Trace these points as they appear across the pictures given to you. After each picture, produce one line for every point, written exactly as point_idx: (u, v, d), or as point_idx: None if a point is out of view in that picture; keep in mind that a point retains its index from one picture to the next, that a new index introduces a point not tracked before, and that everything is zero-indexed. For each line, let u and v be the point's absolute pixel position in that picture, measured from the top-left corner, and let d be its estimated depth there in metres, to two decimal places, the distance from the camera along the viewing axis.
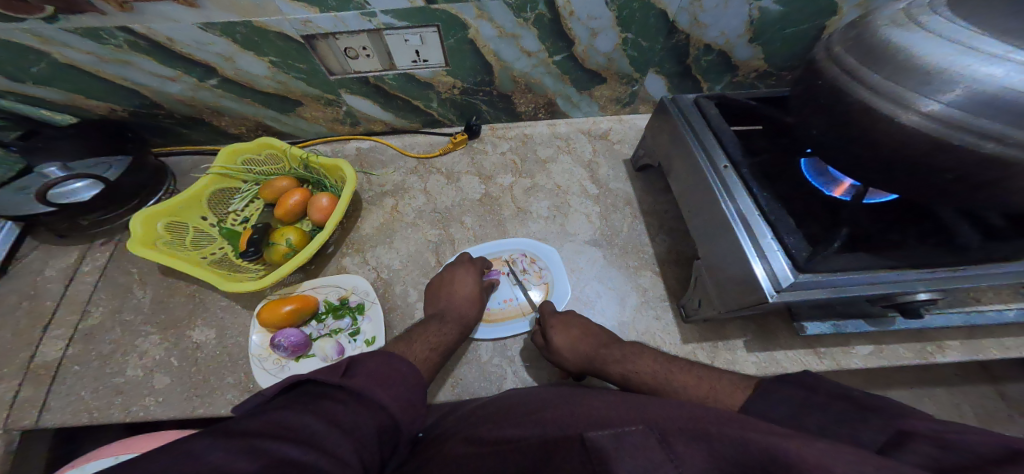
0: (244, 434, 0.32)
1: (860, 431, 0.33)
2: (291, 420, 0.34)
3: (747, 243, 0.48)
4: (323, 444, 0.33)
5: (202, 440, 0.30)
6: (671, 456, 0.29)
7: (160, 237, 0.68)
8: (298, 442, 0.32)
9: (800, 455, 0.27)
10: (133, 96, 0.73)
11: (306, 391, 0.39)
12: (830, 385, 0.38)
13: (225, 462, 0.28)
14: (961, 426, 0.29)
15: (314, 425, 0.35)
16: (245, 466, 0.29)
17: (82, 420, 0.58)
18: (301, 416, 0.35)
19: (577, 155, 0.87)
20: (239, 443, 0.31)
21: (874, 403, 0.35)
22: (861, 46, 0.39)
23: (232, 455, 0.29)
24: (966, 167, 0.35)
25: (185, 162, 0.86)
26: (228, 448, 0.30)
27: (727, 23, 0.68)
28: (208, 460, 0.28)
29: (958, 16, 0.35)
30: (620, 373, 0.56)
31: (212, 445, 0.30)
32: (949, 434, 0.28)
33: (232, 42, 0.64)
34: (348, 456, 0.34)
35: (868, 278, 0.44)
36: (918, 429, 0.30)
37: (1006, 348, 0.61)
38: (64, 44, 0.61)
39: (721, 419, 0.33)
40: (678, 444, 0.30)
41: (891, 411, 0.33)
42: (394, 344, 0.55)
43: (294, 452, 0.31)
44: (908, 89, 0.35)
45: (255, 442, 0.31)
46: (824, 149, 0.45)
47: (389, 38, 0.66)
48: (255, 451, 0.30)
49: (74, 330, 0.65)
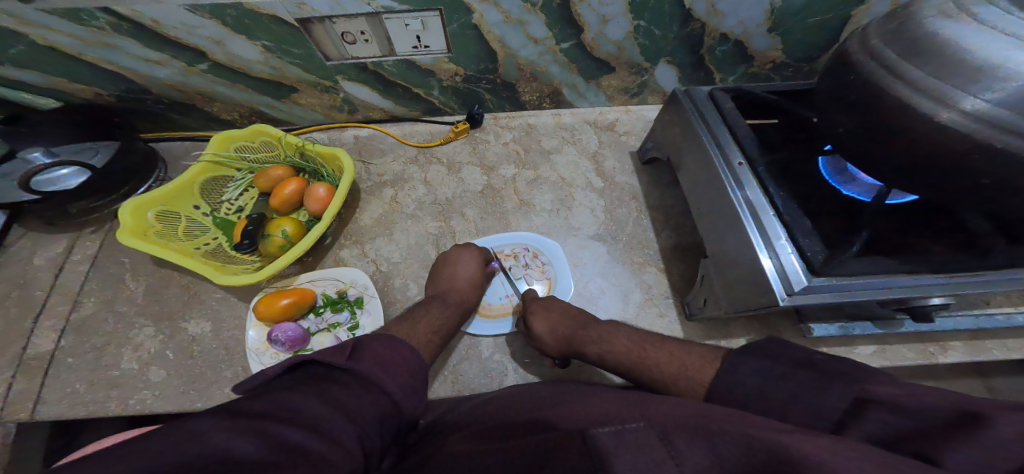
0: (246, 415, 0.30)
1: (824, 401, 0.33)
2: (294, 403, 0.33)
3: (759, 244, 0.46)
4: (326, 429, 0.32)
5: (204, 421, 0.28)
6: (672, 453, 0.28)
7: (151, 228, 0.66)
8: (303, 427, 0.31)
9: (802, 451, 0.25)
10: (120, 80, 0.70)
11: (311, 372, 0.38)
12: (792, 353, 0.38)
13: (229, 443, 0.27)
14: (917, 388, 0.29)
15: (319, 409, 0.33)
16: (248, 448, 0.27)
17: (76, 414, 0.57)
18: (306, 399, 0.34)
19: (582, 146, 0.84)
20: (242, 424, 0.29)
21: (836, 368, 0.34)
22: (903, 37, 0.36)
23: (233, 435, 0.28)
24: (1000, 167, 0.34)
25: (176, 148, 0.83)
26: (232, 428, 0.28)
27: (746, 12, 0.65)
28: (209, 439, 0.27)
29: (1015, 6, 0.32)
30: (596, 353, 0.55)
31: (215, 425, 0.28)
32: (904, 397, 0.28)
33: (223, 25, 0.61)
34: (351, 444, 0.33)
35: (882, 283, 0.43)
36: (876, 394, 0.30)
37: (1010, 350, 0.61)
38: (43, 25, 0.58)
39: (721, 416, 0.31)
40: (678, 441, 0.28)
41: (852, 375, 0.33)
42: (397, 325, 0.53)
43: (297, 437, 0.30)
44: (953, 86, 0.33)
45: (260, 424, 0.29)
46: (850, 148, 0.43)
47: (388, 22, 0.63)
48: (260, 433, 0.29)
49: (66, 322, 0.64)
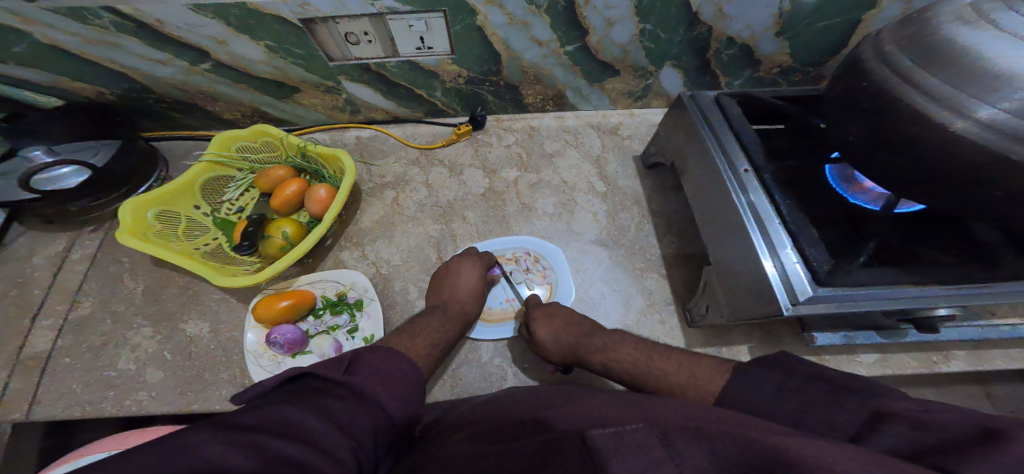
0: (242, 427, 0.30)
1: (839, 414, 0.32)
2: (290, 416, 0.32)
3: (764, 251, 0.46)
4: (320, 442, 0.31)
5: (199, 434, 0.28)
6: (671, 454, 0.27)
7: (150, 227, 0.65)
8: (296, 440, 0.30)
9: (801, 453, 0.25)
10: (122, 79, 0.69)
11: (308, 385, 0.37)
12: (807, 367, 0.38)
13: (221, 457, 0.26)
14: (934, 405, 0.28)
15: (313, 422, 0.32)
16: (240, 462, 0.26)
17: (73, 414, 0.56)
18: (301, 412, 0.33)
19: (585, 149, 0.84)
20: (236, 437, 0.28)
21: (850, 383, 0.34)
22: (919, 44, 0.36)
23: (227, 448, 0.27)
24: (1015, 177, 0.33)
25: (178, 147, 0.83)
26: (226, 441, 0.28)
27: (754, 15, 0.65)
28: (202, 454, 0.26)
29: None
30: (601, 361, 0.54)
31: (209, 439, 0.28)
32: (922, 413, 0.27)
33: (226, 25, 0.60)
34: (345, 457, 0.32)
35: (889, 293, 0.42)
36: (893, 409, 0.29)
37: (1013, 360, 0.60)
38: (45, 23, 0.58)
39: (721, 418, 0.31)
40: (678, 442, 0.28)
41: (868, 391, 0.32)
42: (394, 338, 0.52)
43: (291, 450, 0.29)
44: (969, 96, 0.32)
45: (254, 437, 0.29)
46: (859, 156, 0.42)
47: (392, 23, 0.63)
48: (253, 446, 0.28)
49: (64, 321, 0.64)
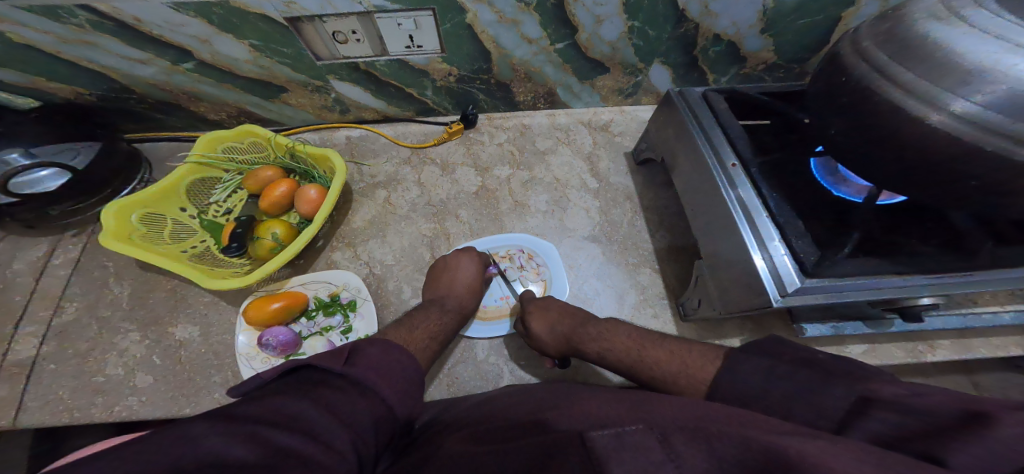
0: (242, 419, 0.30)
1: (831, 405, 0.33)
2: (289, 408, 0.32)
3: (752, 244, 0.46)
4: (321, 435, 0.31)
5: (198, 424, 0.28)
6: (671, 456, 0.27)
7: (135, 231, 0.64)
8: (298, 432, 0.30)
9: (802, 454, 0.25)
10: (102, 80, 0.68)
11: (307, 376, 0.37)
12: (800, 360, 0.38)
13: (223, 449, 0.26)
14: (922, 388, 0.29)
15: (314, 414, 0.32)
16: (242, 454, 0.26)
17: (60, 421, 0.55)
18: (301, 404, 0.33)
19: (577, 146, 0.84)
20: (237, 429, 0.28)
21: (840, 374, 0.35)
22: (896, 39, 0.37)
23: (228, 440, 0.27)
24: (990, 171, 0.34)
25: (162, 149, 0.82)
26: (227, 433, 0.28)
27: (740, 13, 0.65)
28: (202, 445, 0.26)
29: (1004, 11, 0.33)
30: (596, 350, 0.55)
31: (209, 430, 0.27)
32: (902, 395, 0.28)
33: (209, 24, 0.59)
34: (347, 449, 0.32)
35: (872, 284, 0.43)
36: (881, 394, 0.30)
37: (995, 348, 0.62)
38: (19, 22, 0.56)
39: (720, 419, 0.31)
40: (678, 443, 0.28)
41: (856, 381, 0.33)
42: (392, 330, 0.52)
43: (293, 442, 0.29)
44: (945, 89, 0.33)
45: (255, 428, 0.29)
46: (843, 151, 0.43)
47: (381, 21, 0.62)
48: (254, 438, 0.28)
49: (48, 327, 0.62)
